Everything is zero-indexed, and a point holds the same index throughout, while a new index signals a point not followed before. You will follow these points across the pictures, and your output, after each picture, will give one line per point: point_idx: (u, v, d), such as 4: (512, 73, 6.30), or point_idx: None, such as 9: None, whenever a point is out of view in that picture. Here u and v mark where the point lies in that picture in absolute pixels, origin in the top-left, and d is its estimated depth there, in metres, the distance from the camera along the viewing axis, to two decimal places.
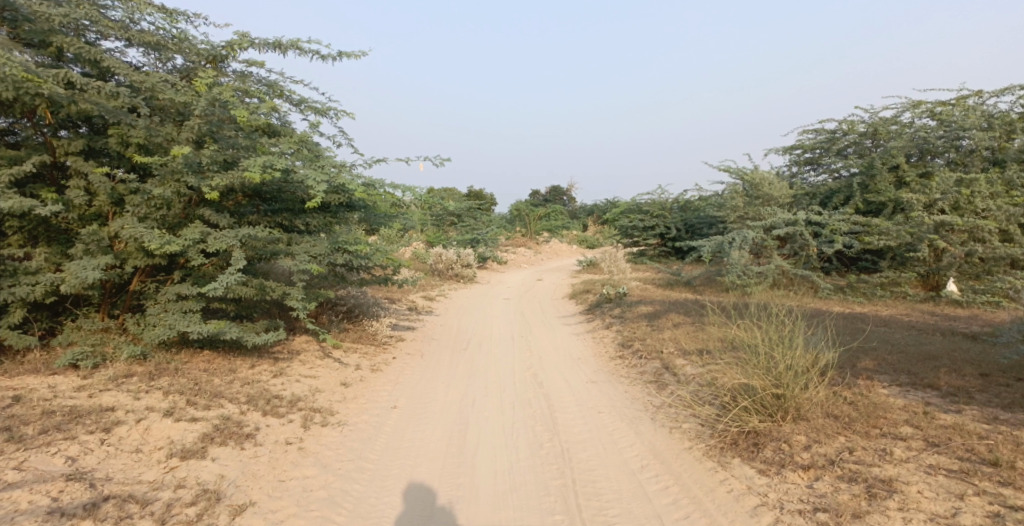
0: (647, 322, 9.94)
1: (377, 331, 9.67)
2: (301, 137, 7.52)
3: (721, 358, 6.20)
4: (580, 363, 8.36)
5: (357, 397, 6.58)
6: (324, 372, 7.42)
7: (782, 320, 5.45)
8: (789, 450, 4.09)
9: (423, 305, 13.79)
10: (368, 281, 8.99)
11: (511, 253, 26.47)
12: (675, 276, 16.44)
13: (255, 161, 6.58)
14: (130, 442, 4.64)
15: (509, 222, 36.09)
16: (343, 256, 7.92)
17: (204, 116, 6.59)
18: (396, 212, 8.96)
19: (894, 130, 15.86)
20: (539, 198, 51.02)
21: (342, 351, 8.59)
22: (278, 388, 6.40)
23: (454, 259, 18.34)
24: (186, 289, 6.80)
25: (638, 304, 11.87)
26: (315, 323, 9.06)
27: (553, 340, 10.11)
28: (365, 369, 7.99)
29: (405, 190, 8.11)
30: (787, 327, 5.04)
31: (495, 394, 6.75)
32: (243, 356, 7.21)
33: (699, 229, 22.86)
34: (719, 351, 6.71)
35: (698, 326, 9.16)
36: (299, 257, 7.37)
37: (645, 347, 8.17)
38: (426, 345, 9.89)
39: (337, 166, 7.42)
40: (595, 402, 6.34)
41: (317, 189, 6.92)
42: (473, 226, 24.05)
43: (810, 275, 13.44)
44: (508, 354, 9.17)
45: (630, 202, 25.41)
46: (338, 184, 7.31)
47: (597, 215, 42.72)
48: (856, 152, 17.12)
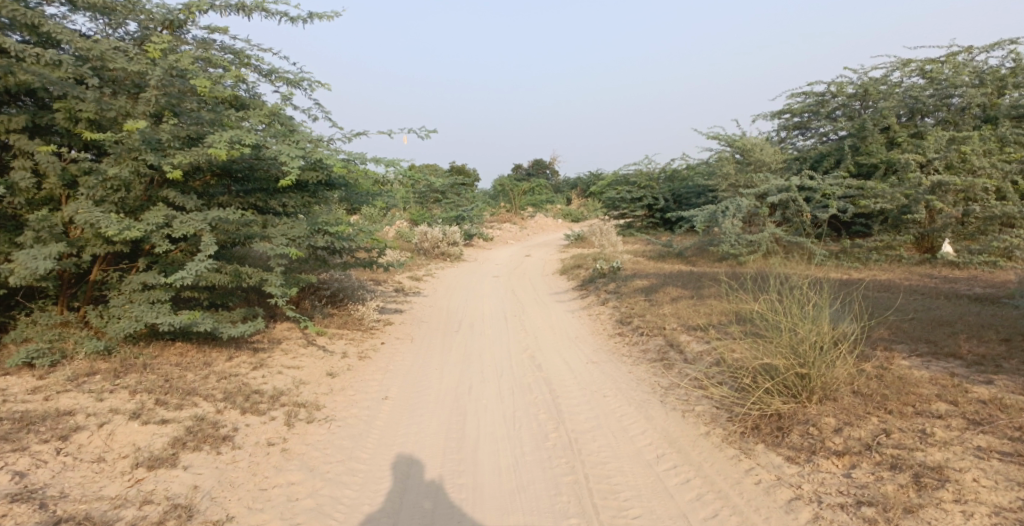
0: (644, 297, 9.60)
1: (363, 316, 9.22)
2: (272, 109, 6.96)
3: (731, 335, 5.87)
4: (577, 342, 8.02)
5: (344, 388, 6.16)
6: (308, 362, 6.98)
7: (799, 292, 5.10)
8: (819, 434, 3.75)
9: (411, 285, 13.34)
10: (352, 264, 8.52)
11: (497, 229, 25.98)
12: (667, 248, 16.13)
13: (221, 136, 6.04)
14: (91, 451, 4.19)
15: (493, 197, 35.48)
16: (324, 238, 7.42)
17: (161, 87, 5.99)
18: (379, 190, 8.46)
19: (884, 90, 15.68)
20: (523, 173, 50.42)
21: (327, 339, 8.15)
22: (259, 382, 5.95)
23: (440, 238, 17.82)
24: (152, 278, 6.26)
25: (633, 277, 11.54)
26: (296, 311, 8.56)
27: (547, 318, 9.75)
28: (352, 356, 7.56)
29: (388, 165, 7.60)
30: (807, 299, 4.69)
31: (491, 380, 6.38)
32: (219, 348, 6.73)
33: (687, 198, 22.56)
34: (727, 327, 6.38)
35: (697, 299, 8.83)
36: (276, 240, 6.86)
37: (646, 324, 7.84)
38: (415, 328, 9.48)
39: (312, 140, 6.89)
40: (598, 385, 6.01)
41: (292, 165, 6.39)
42: (457, 202, 23.50)
43: (805, 241, 13.17)
44: (502, 335, 8.80)
45: (616, 174, 24.98)
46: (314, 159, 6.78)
47: (582, 188, 42.25)
48: (845, 115, 16.86)
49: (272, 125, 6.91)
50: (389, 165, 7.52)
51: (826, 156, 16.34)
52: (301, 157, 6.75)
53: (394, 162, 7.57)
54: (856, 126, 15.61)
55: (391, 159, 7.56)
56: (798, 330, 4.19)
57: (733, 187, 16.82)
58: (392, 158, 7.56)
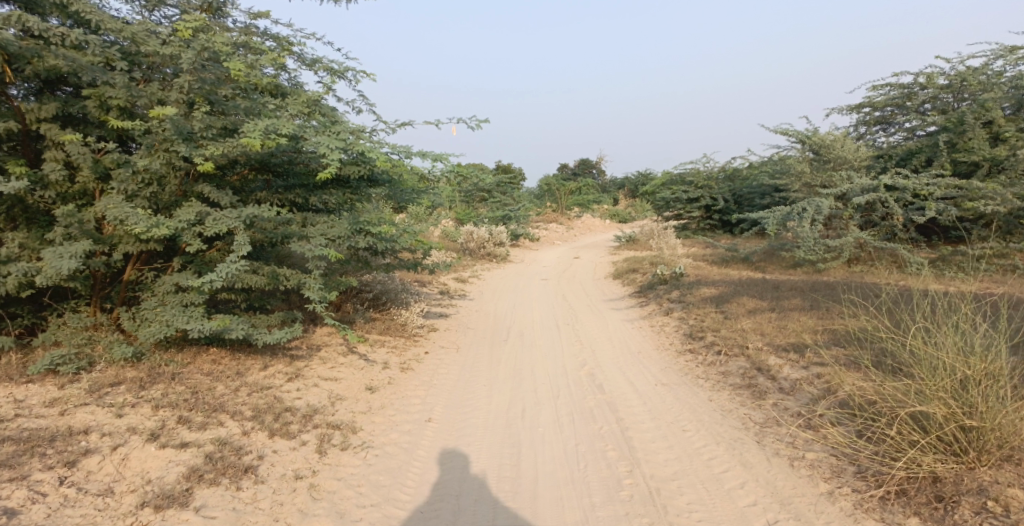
0: (715, 307, 8.66)
1: (407, 322, 8.59)
2: (312, 98, 6.40)
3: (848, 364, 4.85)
4: (642, 358, 7.18)
5: (384, 407, 5.49)
6: (347, 373, 6.35)
7: (940, 311, 4.08)
8: (1006, 513, 2.87)
9: (456, 288, 12.68)
10: (396, 266, 7.89)
11: (543, 229, 25.25)
12: (732, 252, 15.22)
13: (256, 125, 5.46)
14: (99, 479, 3.59)
15: (538, 196, 34.70)
16: (366, 239, 6.80)
17: (194, 72, 5.42)
18: (426, 188, 7.82)
19: (985, 80, 14.61)
20: (568, 171, 49.50)
21: (368, 347, 7.53)
22: (292, 397, 5.32)
23: (486, 238, 17.18)
24: (184, 279, 5.62)
25: (700, 285, 10.58)
26: (336, 315, 8.00)
27: (604, 328, 8.93)
28: (395, 367, 6.91)
29: (436, 160, 6.92)
30: (964, 319, 3.70)
31: (547, 403, 5.62)
32: (254, 355, 6.16)
33: (748, 199, 21.27)
34: (835, 360, 5.42)
35: (779, 314, 7.87)
36: (314, 240, 6.28)
37: (723, 341, 6.92)
38: (461, 336, 8.81)
39: (355, 131, 6.28)
40: (674, 415, 5.16)
41: (331, 158, 5.77)
42: (504, 201, 22.78)
43: (896, 247, 12.13)
44: (556, 346, 8.04)
45: (671, 174, 23.88)
46: (356, 152, 6.16)
47: (630, 188, 41.08)
48: (935, 109, 15.88)
49: (313, 115, 6.35)
50: (436, 160, 6.87)
51: (917, 152, 15.49)
52: (342, 150, 6.15)
53: (442, 158, 6.91)
54: (950, 120, 14.70)
55: (439, 154, 6.91)
56: (961, 370, 3.28)
57: (808, 186, 15.95)
58: (440, 153, 6.91)
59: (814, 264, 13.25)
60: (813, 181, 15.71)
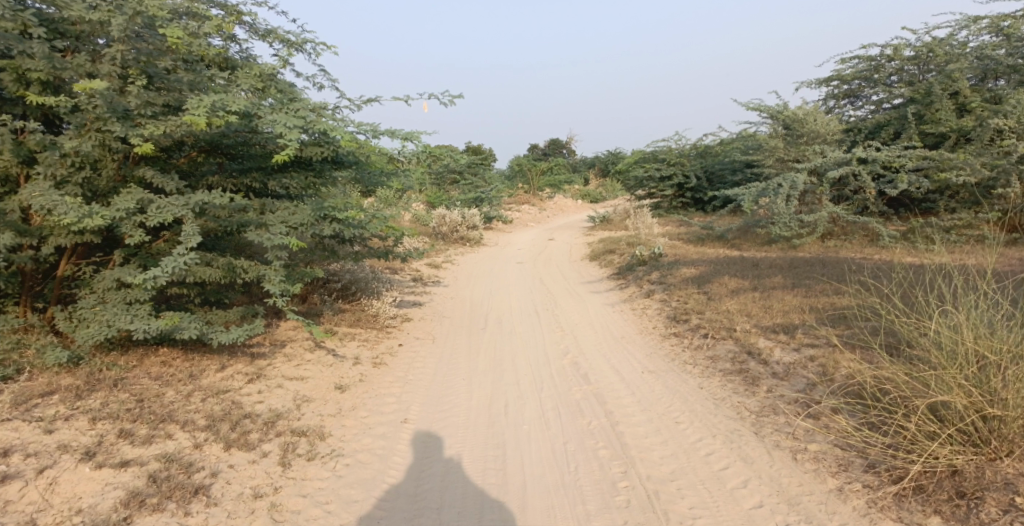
0: (697, 288, 8.44)
1: (379, 313, 8.16)
2: (267, 72, 5.87)
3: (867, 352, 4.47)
4: (626, 344, 6.92)
5: (355, 408, 5.08)
6: (315, 371, 5.91)
7: (955, 288, 3.82)
8: None
9: (430, 274, 12.25)
10: (365, 255, 7.42)
11: (516, 210, 24.88)
12: (707, 229, 15.10)
13: (200, 101, 4.92)
14: (21, 509, 3.11)
15: (509, 178, 34.24)
16: (331, 226, 6.32)
17: (127, 41, 4.83)
18: (395, 169, 7.34)
19: (951, 51, 14.86)
20: (539, 152, 49.08)
21: (336, 341, 7.09)
22: (252, 401, 4.87)
23: (459, 221, 16.71)
24: (127, 274, 5.07)
25: (680, 264, 10.37)
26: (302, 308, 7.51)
27: (584, 312, 8.65)
28: (367, 362, 6.49)
29: (406, 140, 6.45)
30: (987, 298, 3.46)
31: (530, 397, 5.30)
32: (210, 356, 5.66)
33: (720, 176, 21.22)
34: (830, 343, 5.19)
35: (762, 293, 7.68)
36: (273, 229, 5.78)
37: (710, 324, 6.68)
38: (437, 326, 8.44)
39: (313, 107, 5.76)
40: (665, 406, 4.88)
41: (289, 137, 5.26)
42: (476, 183, 22.25)
43: (869, 221, 12.20)
44: (537, 333, 7.72)
45: (643, 152, 23.69)
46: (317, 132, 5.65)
47: (601, 168, 40.91)
48: (901, 81, 16.17)
49: (268, 91, 5.83)
50: (406, 139, 6.39)
51: (885, 125, 15.77)
52: (302, 128, 5.63)
53: (411, 137, 6.44)
54: (919, 92, 15.19)
55: (408, 133, 6.44)
56: (989, 357, 3.05)
57: (781, 161, 15.91)
58: (409, 132, 6.43)
59: (790, 240, 13.20)
60: (787, 156, 15.63)
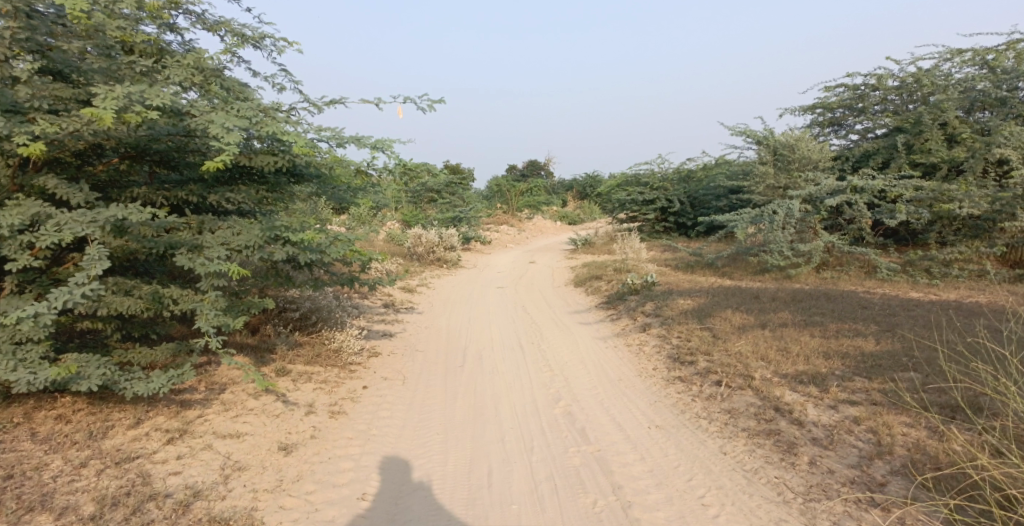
0: (698, 324, 7.65)
1: (342, 347, 7.16)
2: (207, 66, 4.96)
3: (976, 424, 3.52)
4: (626, 391, 6.06)
5: (301, 480, 4.08)
6: (256, 425, 4.89)
7: None
8: None
9: (403, 299, 11.27)
10: (326, 282, 6.43)
11: (495, 231, 24.01)
12: (696, 256, 14.40)
13: (110, 92, 3.98)
14: None
15: (488, 197, 33.38)
16: (285, 249, 5.30)
17: (21, 16, 3.89)
18: (364, 184, 6.41)
19: (940, 81, 14.66)
20: (517, 172, 48.52)
21: (288, 383, 6.08)
22: (167, 473, 3.86)
23: (436, 241, 15.74)
24: (13, 307, 4.04)
25: (675, 296, 9.59)
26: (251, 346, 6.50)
27: (573, 348, 7.81)
28: (323, 412, 5.48)
29: (377, 150, 5.58)
30: None
31: (518, 463, 4.38)
32: (124, 406, 4.63)
33: (704, 201, 20.74)
34: (871, 406, 4.39)
35: (772, 332, 6.92)
36: (211, 251, 4.83)
37: (722, 368, 5.87)
38: (409, 362, 7.49)
39: (261, 107, 4.85)
40: (685, 479, 3.98)
41: (227, 140, 4.34)
42: (454, 202, 21.32)
43: (866, 252, 11.67)
44: (523, 374, 6.83)
45: (626, 174, 23.11)
46: (266, 134, 4.74)
47: (579, 191, 40.49)
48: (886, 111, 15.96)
49: (209, 87, 4.91)
50: (374, 146, 5.48)
51: (873, 154, 15.42)
52: (246, 130, 4.72)
53: (380, 145, 5.53)
54: (907, 120, 14.91)
55: (378, 141, 5.53)
56: None
57: (771, 188, 15.38)
58: (378, 138, 5.53)
59: (784, 269, 12.57)
60: (777, 182, 15.14)
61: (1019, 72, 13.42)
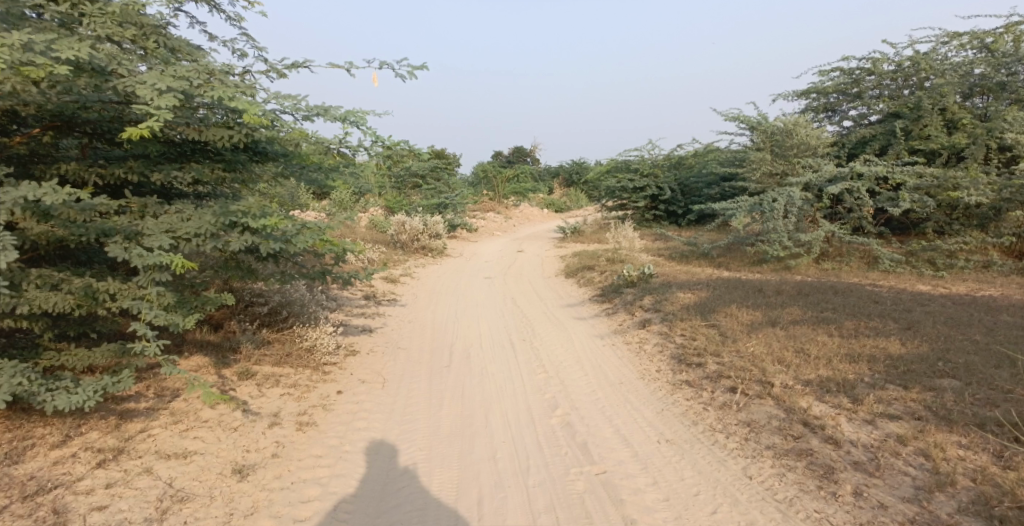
0: (703, 321, 7.10)
1: (314, 346, 6.51)
2: (146, 20, 4.45)
3: None
4: (629, 397, 5.54)
5: (256, 516, 3.46)
6: (209, 441, 4.24)
7: None
8: None
9: (384, 291, 10.60)
10: (296, 275, 5.78)
11: (480, 218, 23.30)
12: (691, 245, 13.88)
13: (6, 38, 3.49)
14: None
15: (473, 183, 32.59)
16: (244, 238, 4.62)
17: None
18: (338, 165, 5.74)
19: (939, 65, 14.18)
20: (503, 159, 47.65)
21: (254, 390, 5.43)
22: (92, 509, 3.25)
23: (420, 228, 15.01)
24: None
25: (673, 288, 9.03)
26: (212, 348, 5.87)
27: (568, 346, 7.26)
28: (289, 423, 4.85)
29: (351, 119, 4.94)
30: None
31: (513, 487, 3.83)
32: (52, 421, 3.99)
33: (695, 189, 20.21)
34: (914, 422, 3.86)
35: (784, 331, 6.38)
36: (154, 238, 4.18)
37: (736, 372, 5.33)
38: (390, 361, 6.87)
39: (206, 69, 4.30)
40: (708, 510, 3.44)
41: (155, 103, 3.77)
42: (438, 188, 20.58)
43: (868, 242, 11.21)
44: (514, 376, 6.28)
45: (616, 161, 22.49)
46: (207, 98, 4.16)
47: (564, 178, 39.81)
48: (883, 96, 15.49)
49: (144, 42, 4.42)
50: (345, 118, 4.89)
51: (870, 141, 14.96)
52: (185, 94, 4.15)
53: (351, 115, 4.92)
54: (906, 106, 14.42)
55: (350, 113, 4.93)
56: None
57: (768, 175, 14.86)
58: (349, 109, 4.94)
59: (782, 260, 12.07)
60: (774, 170, 14.64)
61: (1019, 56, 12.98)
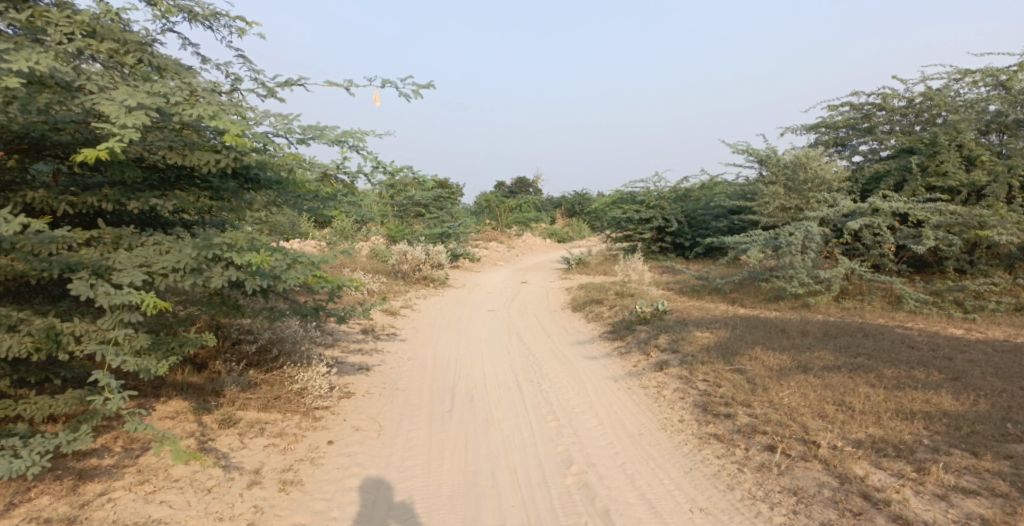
0: (727, 366, 6.56)
1: (305, 389, 5.96)
2: (130, 37, 4.14)
3: None
4: (650, 452, 4.99)
5: None
6: (177, 507, 3.81)
7: None
8: None
9: (383, 324, 10.07)
10: (287, 311, 5.30)
11: (483, 248, 22.86)
12: (702, 279, 13.38)
13: None
14: None
15: (476, 213, 32.23)
16: (228, 271, 4.14)
17: None
18: (337, 193, 5.29)
19: (954, 101, 13.85)
20: (505, 189, 47.45)
21: (237, 442, 4.91)
22: None
23: (422, 258, 14.54)
24: None
25: (689, 327, 8.50)
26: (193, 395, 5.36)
27: (579, 389, 6.72)
28: (271, 483, 4.33)
29: (346, 139, 4.55)
30: None
31: None
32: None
33: (702, 222, 19.79)
34: (994, 502, 3.33)
35: (818, 379, 5.84)
36: (125, 274, 3.69)
37: (773, 426, 4.77)
38: (387, 404, 6.33)
39: (188, 87, 3.94)
40: None
41: (121, 121, 3.36)
42: (441, 217, 20.17)
43: (891, 281, 10.71)
44: (523, 423, 5.73)
45: (621, 192, 22.11)
46: (186, 117, 3.76)
47: (567, 208, 39.51)
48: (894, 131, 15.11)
49: (126, 60, 4.09)
50: (342, 138, 4.51)
51: (884, 176, 14.56)
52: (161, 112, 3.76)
53: (348, 135, 4.55)
54: (921, 141, 14.04)
55: (348, 134, 4.56)
56: None
57: (782, 209, 14.44)
58: (346, 131, 4.57)
59: (800, 297, 11.56)
60: (789, 204, 14.22)
61: None
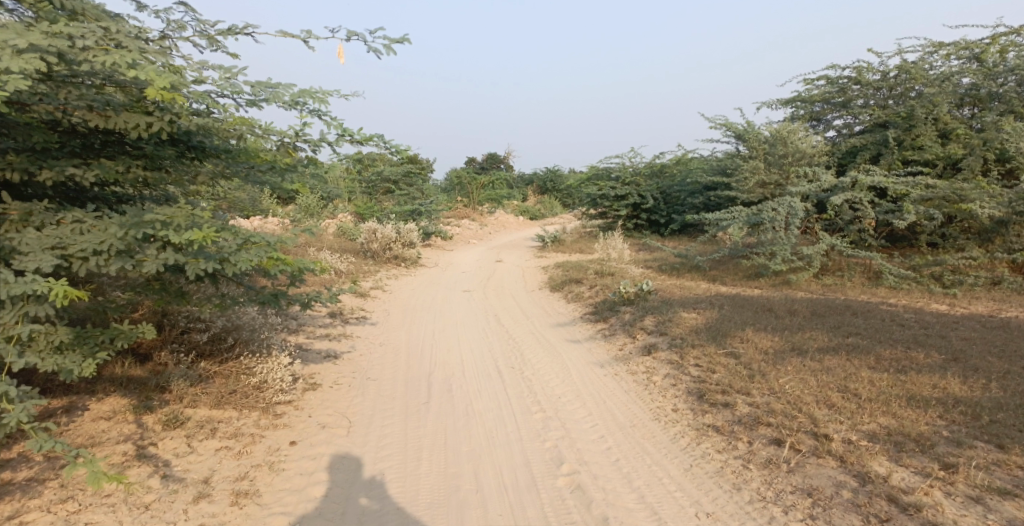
0: (719, 349, 6.21)
1: (264, 382, 5.41)
2: None
3: None
4: (647, 447, 4.61)
5: None
6: None
7: None
8: None
9: (353, 307, 9.50)
10: (241, 299, 4.73)
11: (456, 226, 22.24)
12: (682, 256, 13.09)
13: None
14: None
15: (448, 190, 31.43)
16: (165, 252, 3.53)
17: None
18: (296, 165, 4.68)
19: (931, 75, 13.58)
20: (476, 166, 46.59)
21: (183, 447, 4.37)
22: None
23: (392, 237, 13.90)
24: None
25: (675, 307, 8.14)
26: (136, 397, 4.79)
27: (565, 377, 6.30)
28: (222, 496, 3.84)
29: (305, 99, 3.99)
30: None
31: None
32: None
33: (678, 198, 19.50)
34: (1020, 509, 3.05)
35: (816, 362, 5.52)
36: (33, 257, 3.11)
37: (775, 416, 4.43)
38: (357, 397, 5.82)
39: (104, 29, 3.32)
40: None
41: (9, 65, 2.75)
42: (412, 194, 19.43)
43: (872, 257, 10.50)
44: (506, 416, 5.30)
45: (596, 168, 21.63)
46: (97, 64, 3.16)
47: (539, 185, 38.87)
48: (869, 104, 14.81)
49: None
50: (298, 98, 3.92)
51: (859, 151, 14.30)
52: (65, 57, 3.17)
53: (306, 94, 3.97)
54: (899, 115, 13.80)
55: (307, 93, 3.97)
56: None
57: (761, 185, 14.19)
58: (305, 90, 4.00)
59: (781, 274, 11.35)
60: (768, 179, 13.96)
61: (1012, 66, 12.45)
